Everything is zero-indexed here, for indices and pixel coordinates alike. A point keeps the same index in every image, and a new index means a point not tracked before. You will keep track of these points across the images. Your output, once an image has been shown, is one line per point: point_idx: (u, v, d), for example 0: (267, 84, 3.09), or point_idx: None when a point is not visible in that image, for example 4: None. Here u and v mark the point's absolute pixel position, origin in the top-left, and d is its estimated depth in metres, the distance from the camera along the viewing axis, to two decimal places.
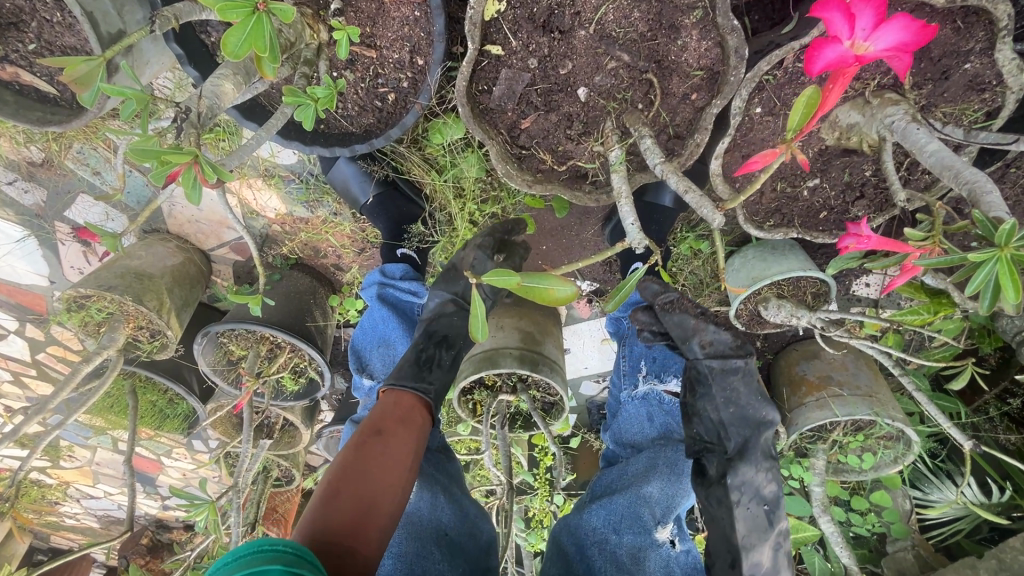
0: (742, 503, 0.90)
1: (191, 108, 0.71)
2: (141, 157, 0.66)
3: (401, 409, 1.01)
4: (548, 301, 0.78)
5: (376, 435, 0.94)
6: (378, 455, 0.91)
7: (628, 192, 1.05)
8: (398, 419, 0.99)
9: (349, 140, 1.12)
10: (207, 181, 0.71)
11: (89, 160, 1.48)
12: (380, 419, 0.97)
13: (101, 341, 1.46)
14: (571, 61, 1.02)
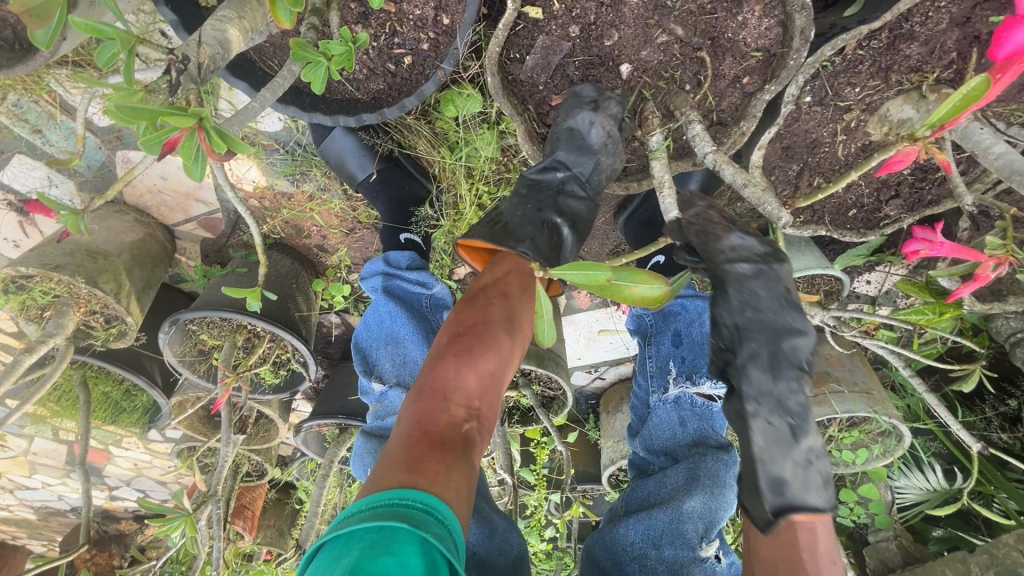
0: (760, 416, 0.73)
1: (190, 57, 0.58)
2: (129, 117, 0.52)
3: (521, 274, 0.82)
4: (629, 300, 0.75)
5: (494, 303, 0.78)
6: (495, 328, 0.76)
7: (669, 182, 0.94)
8: (518, 285, 0.81)
9: (355, 108, 0.98)
10: (214, 152, 0.57)
11: (27, 115, 1.25)
12: (499, 282, 0.81)
13: (46, 328, 1.26)
14: (618, 31, 0.91)
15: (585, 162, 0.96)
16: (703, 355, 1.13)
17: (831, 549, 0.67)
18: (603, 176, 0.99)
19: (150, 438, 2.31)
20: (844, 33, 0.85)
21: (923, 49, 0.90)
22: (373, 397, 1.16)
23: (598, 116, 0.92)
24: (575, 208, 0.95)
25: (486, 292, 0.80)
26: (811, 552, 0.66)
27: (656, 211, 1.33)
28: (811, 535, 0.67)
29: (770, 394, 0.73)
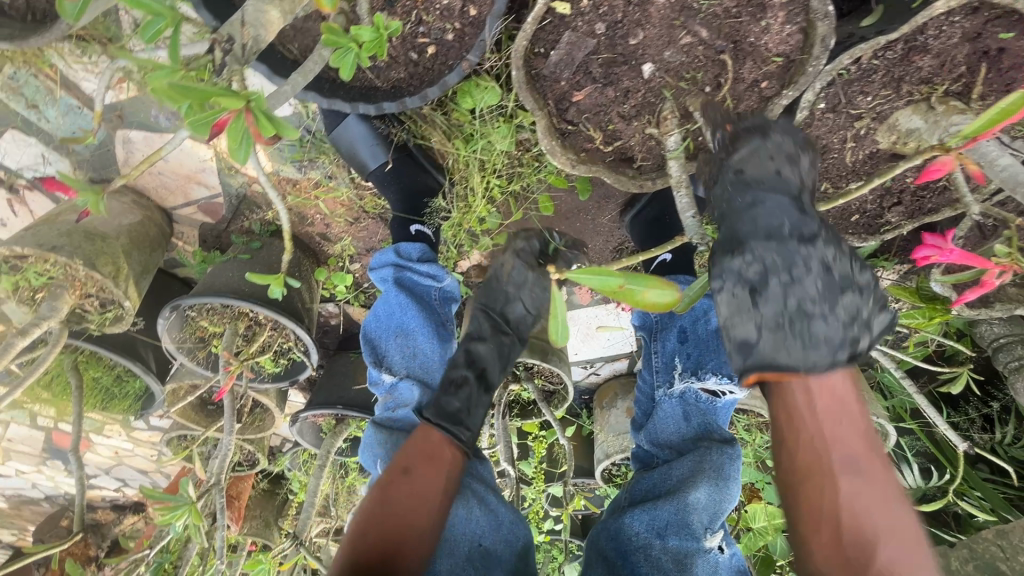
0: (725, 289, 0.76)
1: (234, 37, 0.60)
2: (178, 97, 0.49)
3: (428, 443, 0.90)
4: (641, 305, 0.73)
5: (399, 477, 0.85)
6: (403, 502, 0.83)
7: (686, 181, 0.95)
8: (425, 457, 0.88)
9: (376, 96, 0.97)
10: (259, 133, 0.57)
11: (24, 88, 1.20)
12: (407, 457, 0.88)
13: (39, 310, 1.22)
14: (644, 30, 0.92)
15: (505, 302, 1.03)
16: (709, 350, 1.14)
17: (837, 399, 0.69)
18: (523, 313, 1.04)
19: (134, 426, 2.26)
20: (862, 43, 0.87)
21: (935, 62, 0.93)
22: (384, 388, 1.15)
23: (516, 258, 1.03)
24: (481, 353, 1.01)
25: (397, 465, 0.87)
26: (807, 395, 0.70)
27: (663, 211, 1.33)
28: (807, 393, 0.70)
29: (737, 271, 0.75)
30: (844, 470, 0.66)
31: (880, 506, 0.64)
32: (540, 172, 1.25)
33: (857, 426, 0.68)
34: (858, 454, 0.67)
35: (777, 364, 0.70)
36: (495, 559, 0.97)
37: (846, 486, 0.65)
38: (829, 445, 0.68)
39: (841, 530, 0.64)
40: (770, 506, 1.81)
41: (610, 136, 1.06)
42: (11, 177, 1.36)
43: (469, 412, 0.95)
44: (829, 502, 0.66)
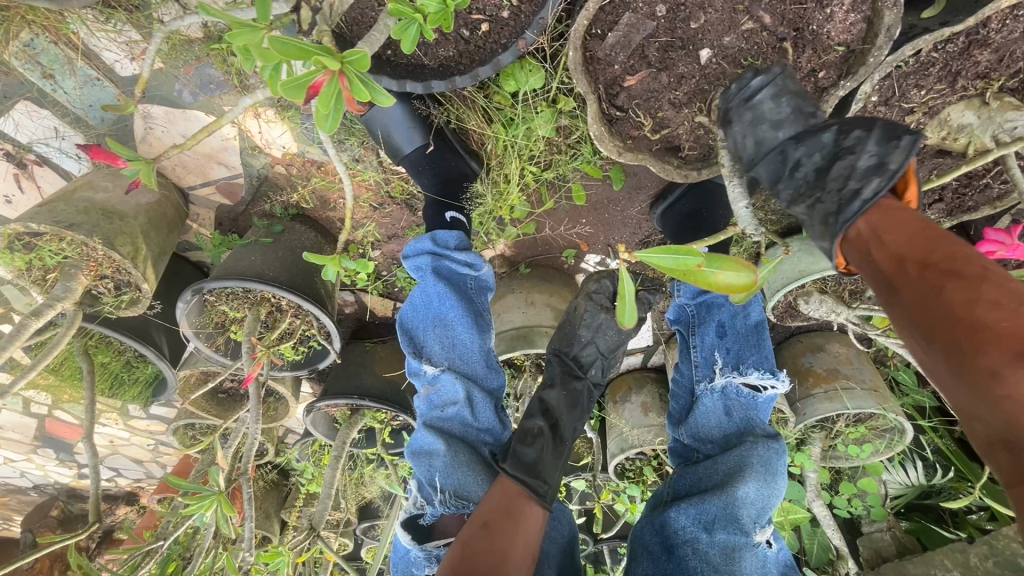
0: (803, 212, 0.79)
1: None
2: (285, 52, 0.51)
3: (506, 497, 0.90)
4: (713, 287, 0.74)
5: (480, 530, 0.83)
6: (492, 553, 0.80)
7: (741, 171, 0.94)
8: (506, 511, 0.88)
9: (424, 73, 0.94)
10: (350, 97, 0.60)
11: (40, 56, 1.14)
12: (487, 511, 0.87)
13: (52, 291, 1.16)
14: (705, 14, 0.90)
15: (578, 345, 1.13)
16: (749, 345, 1.13)
17: (864, 236, 0.69)
18: (596, 355, 1.14)
19: (132, 414, 2.18)
20: (927, 33, 0.86)
21: (993, 56, 0.92)
22: (425, 379, 1.13)
23: (589, 302, 1.13)
24: (553, 401, 1.09)
25: (478, 519, 0.86)
26: (878, 234, 0.67)
27: (698, 203, 1.27)
28: (875, 232, 0.68)
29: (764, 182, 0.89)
30: (888, 287, 0.63)
31: (936, 282, 0.58)
32: (577, 160, 1.22)
33: (894, 243, 0.64)
34: (909, 242, 0.63)
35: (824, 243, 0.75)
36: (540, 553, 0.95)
37: (893, 310, 0.62)
38: (871, 282, 0.66)
39: (922, 352, 0.58)
40: (785, 502, 1.82)
41: (658, 124, 1.04)
42: (19, 151, 1.28)
43: (544, 460, 0.98)
44: (900, 340, 0.61)
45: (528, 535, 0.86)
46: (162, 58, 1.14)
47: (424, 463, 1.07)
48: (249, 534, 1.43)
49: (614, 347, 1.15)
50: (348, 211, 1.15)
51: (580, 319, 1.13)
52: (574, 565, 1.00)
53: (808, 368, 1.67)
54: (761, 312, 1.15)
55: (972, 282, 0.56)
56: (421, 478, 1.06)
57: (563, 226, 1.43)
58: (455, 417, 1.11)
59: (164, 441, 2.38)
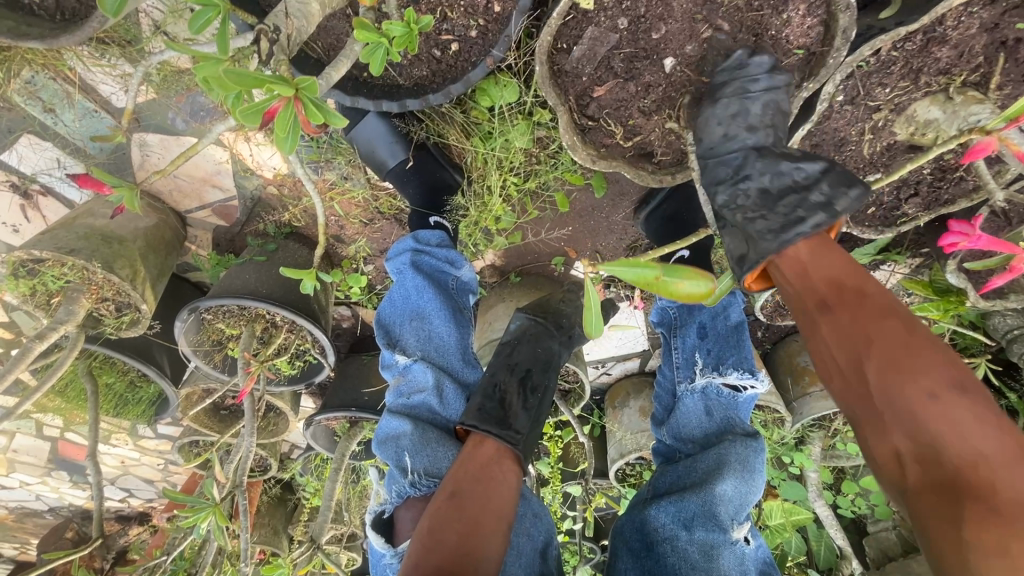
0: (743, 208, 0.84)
1: (281, 29, 0.60)
2: (235, 84, 0.52)
3: (474, 464, 0.88)
4: (675, 296, 0.77)
5: (448, 498, 0.81)
6: (463, 522, 0.78)
7: (709, 174, 0.96)
8: (475, 478, 0.85)
9: (399, 93, 0.98)
10: (309, 123, 0.61)
11: (42, 92, 1.20)
12: (455, 480, 0.85)
13: (55, 314, 1.21)
14: (666, 24, 0.93)
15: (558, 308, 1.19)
16: (729, 345, 1.15)
17: (799, 262, 0.73)
18: (576, 321, 1.19)
19: (141, 434, 2.23)
20: (883, 34, 0.88)
21: (952, 53, 0.94)
22: (396, 370, 1.16)
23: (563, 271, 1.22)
24: (520, 357, 1.10)
25: (446, 490, 0.83)
26: (794, 276, 0.72)
27: (679, 207, 1.29)
28: (789, 267, 0.74)
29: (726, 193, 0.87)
30: (825, 309, 0.67)
31: (874, 318, 0.63)
32: (556, 170, 1.25)
33: (830, 271, 0.70)
34: (844, 277, 0.68)
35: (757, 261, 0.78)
36: (514, 546, 0.95)
37: (828, 325, 0.66)
38: (835, 326, 0.65)
39: (853, 367, 0.62)
40: (787, 504, 1.80)
41: (630, 132, 1.07)
42: (25, 182, 1.34)
43: (513, 413, 1.00)
44: (829, 357, 0.65)
45: (500, 499, 0.84)
46: (154, 88, 1.20)
47: (392, 447, 1.04)
48: (250, 547, 1.46)
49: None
50: (318, 231, 1.14)
51: (563, 299, 1.23)
52: (545, 568, 0.98)
53: (803, 366, 1.67)
54: (742, 313, 1.17)
55: (915, 325, 0.62)
56: (390, 462, 1.02)
57: (548, 232, 1.46)
58: (422, 404, 1.09)
59: (173, 460, 2.42)
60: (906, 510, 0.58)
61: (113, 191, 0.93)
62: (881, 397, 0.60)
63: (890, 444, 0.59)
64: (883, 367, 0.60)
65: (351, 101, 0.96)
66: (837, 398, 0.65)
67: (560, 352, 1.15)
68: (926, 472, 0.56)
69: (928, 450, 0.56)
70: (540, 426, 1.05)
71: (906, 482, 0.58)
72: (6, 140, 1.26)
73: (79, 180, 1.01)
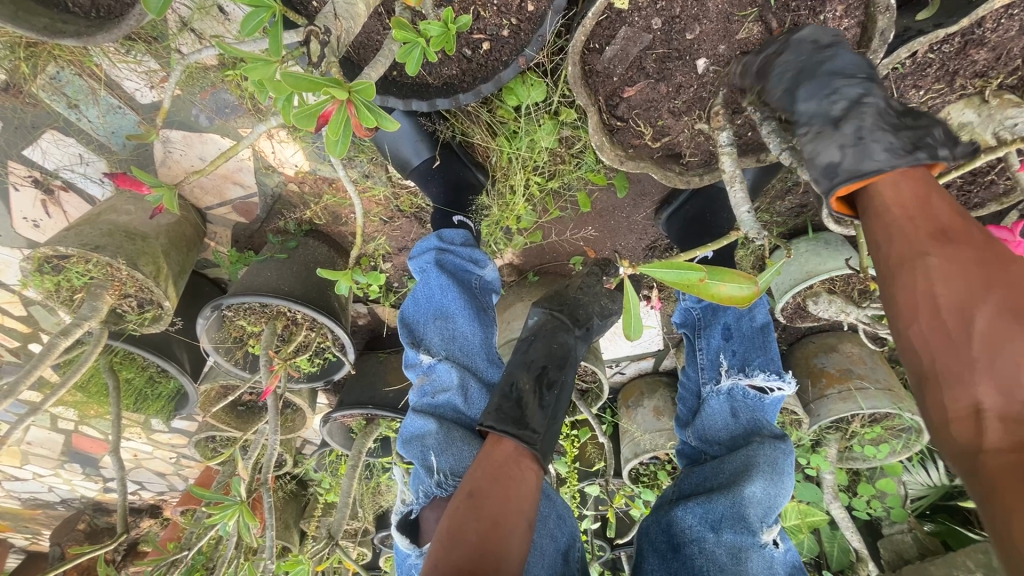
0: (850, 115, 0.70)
1: (330, 30, 0.59)
2: (292, 88, 0.53)
3: (493, 463, 0.85)
4: (716, 299, 0.75)
5: (466, 498, 0.78)
6: (482, 522, 0.75)
7: (740, 176, 0.95)
8: (494, 477, 0.82)
9: (429, 93, 0.98)
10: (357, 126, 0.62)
11: (67, 88, 1.20)
12: (473, 480, 0.82)
13: (79, 311, 1.22)
14: (701, 25, 0.92)
15: (576, 304, 1.16)
16: (755, 346, 1.15)
17: (919, 186, 0.63)
18: (596, 316, 1.17)
19: (154, 428, 2.24)
20: (921, 36, 0.87)
21: (990, 55, 0.93)
22: (420, 369, 1.14)
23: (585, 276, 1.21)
24: (535, 354, 1.06)
25: (465, 489, 0.81)
26: (900, 192, 0.63)
27: (702, 208, 1.29)
28: (896, 181, 0.64)
29: (823, 110, 0.73)
30: (942, 241, 0.58)
31: (998, 263, 0.56)
32: (579, 168, 1.24)
33: (954, 208, 0.61)
34: (953, 219, 0.60)
35: (865, 174, 0.65)
36: (536, 546, 0.93)
37: (940, 258, 0.57)
38: (932, 267, 0.57)
39: (958, 308, 0.55)
40: (802, 505, 1.80)
41: (659, 132, 1.06)
42: (47, 178, 1.34)
43: (530, 413, 0.95)
44: (927, 290, 0.57)
45: (520, 498, 0.81)
46: (179, 85, 1.20)
47: (417, 446, 1.04)
48: (270, 543, 1.46)
49: (612, 315, 1.19)
50: (359, 226, 1.20)
51: (581, 289, 1.18)
52: (569, 570, 0.96)
53: (821, 368, 1.69)
54: (766, 314, 1.17)
55: None
56: (416, 462, 1.02)
57: (569, 231, 1.45)
58: (447, 403, 1.09)
59: (185, 454, 2.43)
60: (968, 471, 0.52)
61: (154, 191, 0.98)
62: (985, 342, 0.52)
63: (971, 397, 0.52)
64: (1003, 314, 0.53)
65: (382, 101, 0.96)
66: (918, 336, 0.57)
67: (578, 348, 1.11)
68: (1007, 430, 0.50)
69: (1018, 410, 0.50)
70: (559, 425, 1.00)
71: (982, 439, 0.51)
72: (30, 136, 1.27)
73: (119, 180, 1.05)
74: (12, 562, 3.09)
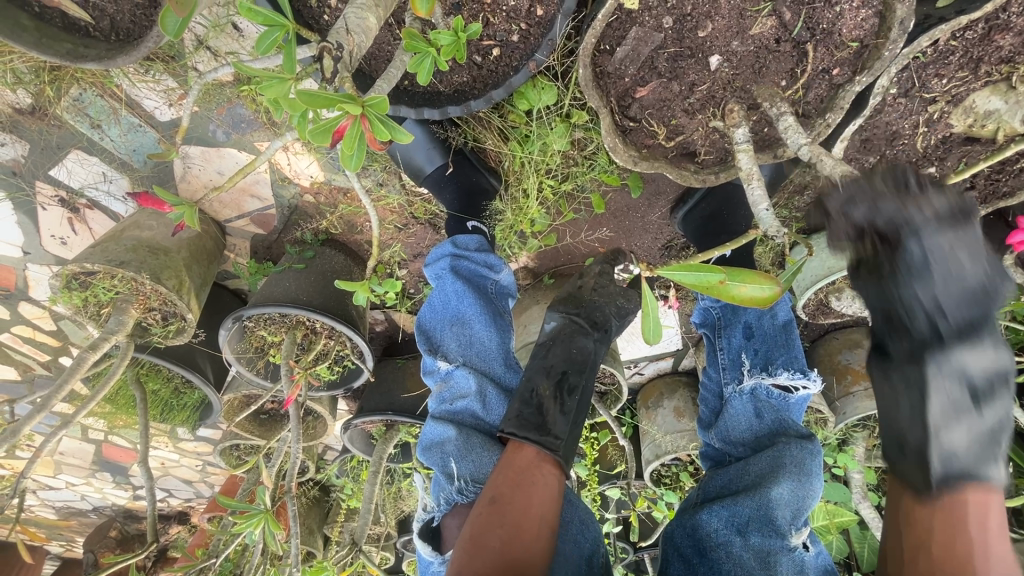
0: (944, 430, 0.64)
1: (342, 46, 0.59)
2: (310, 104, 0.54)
3: (514, 468, 0.84)
4: (737, 301, 0.73)
5: (489, 505, 0.78)
6: (505, 529, 0.75)
7: (758, 174, 0.95)
8: (514, 482, 0.81)
9: (440, 101, 0.98)
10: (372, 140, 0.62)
11: (89, 109, 1.23)
12: (494, 485, 0.81)
13: (107, 325, 1.25)
14: (712, 22, 0.91)
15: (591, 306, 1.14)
16: (777, 345, 1.13)
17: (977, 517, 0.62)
18: (611, 317, 1.14)
19: (181, 437, 2.28)
20: (943, 24, 0.85)
21: (1016, 40, 0.90)
22: (438, 376, 1.15)
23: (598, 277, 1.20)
24: (554, 359, 1.05)
25: (488, 495, 0.80)
26: (979, 524, 0.62)
27: (719, 206, 1.27)
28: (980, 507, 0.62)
29: (962, 368, 0.63)
30: None
31: None
32: (593, 171, 1.24)
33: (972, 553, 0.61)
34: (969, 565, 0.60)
35: (980, 474, 0.63)
36: (560, 552, 0.91)
37: None
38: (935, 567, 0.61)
39: None
40: (831, 505, 1.75)
41: (673, 132, 1.05)
42: (73, 197, 1.39)
43: (551, 419, 0.94)
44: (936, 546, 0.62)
45: (543, 503, 0.80)
46: (197, 102, 1.22)
47: (437, 453, 1.04)
48: (294, 550, 1.48)
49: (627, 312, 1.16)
50: (372, 238, 1.20)
51: (594, 290, 1.16)
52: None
53: (846, 365, 1.68)
54: (789, 312, 1.15)
55: None
56: (436, 468, 1.02)
57: (584, 233, 1.45)
58: (466, 409, 1.08)
59: (211, 462, 2.47)
60: None
61: (173, 208, 1.02)
62: None
63: None
64: None
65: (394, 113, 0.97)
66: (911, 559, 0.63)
67: (597, 354, 1.10)
68: None
69: None
70: (581, 428, 0.99)
71: None
72: (56, 156, 1.31)
73: (141, 200, 1.08)
74: (49, 569, 3.19)
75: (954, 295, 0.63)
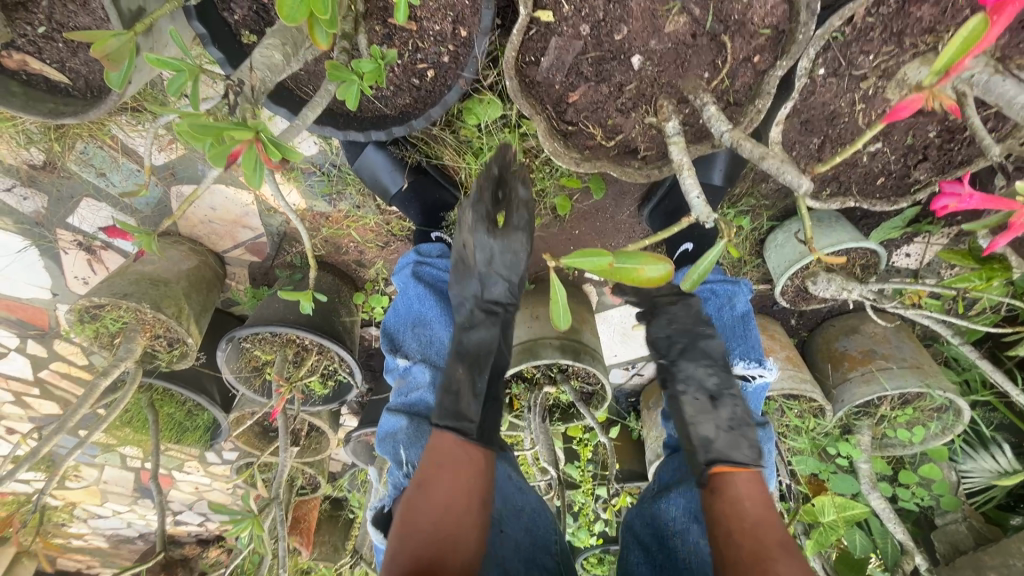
0: (691, 397, 1.02)
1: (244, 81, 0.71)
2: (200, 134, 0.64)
3: (439, 450, 0.87)
4: (637, 281, 0.80)
5: (417, 491, 0.82)
6: (432, 511, 0.79)
7: (690, 164, 0.99)
8: (440, 464, 0.85)
9: (386, 122, 1.06)
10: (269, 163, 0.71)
11: (93, 160, 1.38)
12: (420, 472, 0.85)
13: (117, 353, 1.38)
14: (627, 25, 0.96)
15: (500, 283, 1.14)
16: (735, 336, 1.23)
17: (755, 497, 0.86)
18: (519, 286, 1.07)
19: (209, 461, 2.41)
20: (851, 2, 0.86)
21: (935, 10, 0.91)
22: (398, 373, 1.21)
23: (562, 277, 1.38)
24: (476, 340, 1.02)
25: (414, 483, 0.84)
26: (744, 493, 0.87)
27: (679, 200, 1.32)
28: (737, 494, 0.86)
29: (701, 401, 1.01)
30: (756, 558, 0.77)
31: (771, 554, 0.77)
32: (552, 176, 1.32)
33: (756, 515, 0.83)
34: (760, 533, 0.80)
35: (731, 457, 0.92)
36: (510, 538, 0.96)
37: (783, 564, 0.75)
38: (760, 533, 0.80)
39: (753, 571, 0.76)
40: (839, 497, 1.67)
41: (611, 131, 1.09)
42: (89, 240, 1.54)
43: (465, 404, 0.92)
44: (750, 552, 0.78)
45: (470, 477, 0.84)
46: (184, 146, 1.35)
47: (390, 444, 1.10)
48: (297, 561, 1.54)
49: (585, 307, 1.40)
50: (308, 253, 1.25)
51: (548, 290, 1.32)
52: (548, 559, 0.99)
53: (843, 351, 1.65)
54: (746, 302, 1.25)
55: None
56: (388, 457, 1.08)
57: (555, 237, 1.50)
58: (420, 402, 1.15)
59: (239, 485, 2.59)
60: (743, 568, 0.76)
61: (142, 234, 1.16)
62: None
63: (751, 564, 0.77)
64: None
65: (343, 134, 1.05)
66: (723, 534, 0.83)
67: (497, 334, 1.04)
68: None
69: None
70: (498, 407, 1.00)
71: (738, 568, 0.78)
72: (71, 205, 1.47)
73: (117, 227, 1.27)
74: None
75: (702, 368, 1.05)
